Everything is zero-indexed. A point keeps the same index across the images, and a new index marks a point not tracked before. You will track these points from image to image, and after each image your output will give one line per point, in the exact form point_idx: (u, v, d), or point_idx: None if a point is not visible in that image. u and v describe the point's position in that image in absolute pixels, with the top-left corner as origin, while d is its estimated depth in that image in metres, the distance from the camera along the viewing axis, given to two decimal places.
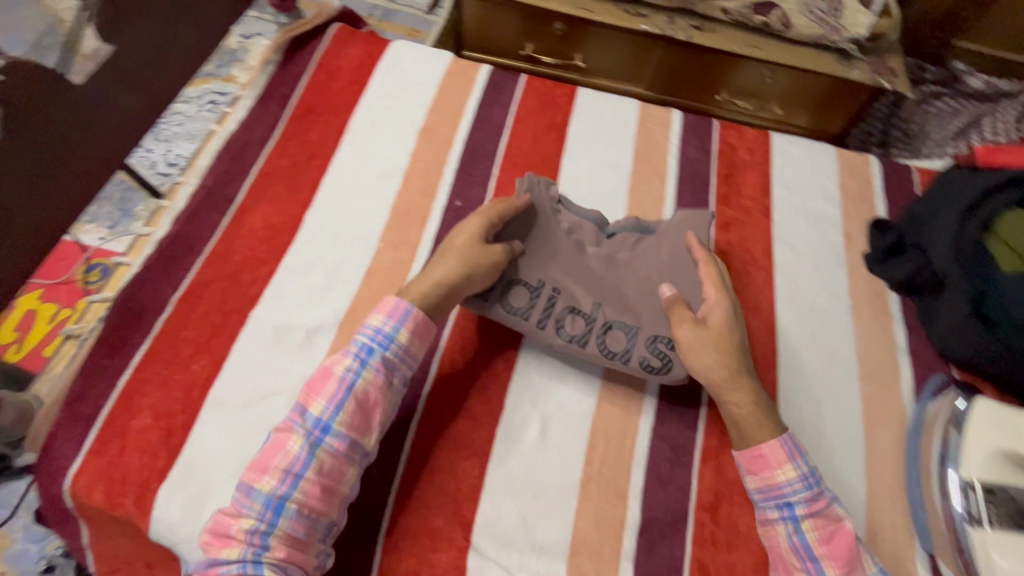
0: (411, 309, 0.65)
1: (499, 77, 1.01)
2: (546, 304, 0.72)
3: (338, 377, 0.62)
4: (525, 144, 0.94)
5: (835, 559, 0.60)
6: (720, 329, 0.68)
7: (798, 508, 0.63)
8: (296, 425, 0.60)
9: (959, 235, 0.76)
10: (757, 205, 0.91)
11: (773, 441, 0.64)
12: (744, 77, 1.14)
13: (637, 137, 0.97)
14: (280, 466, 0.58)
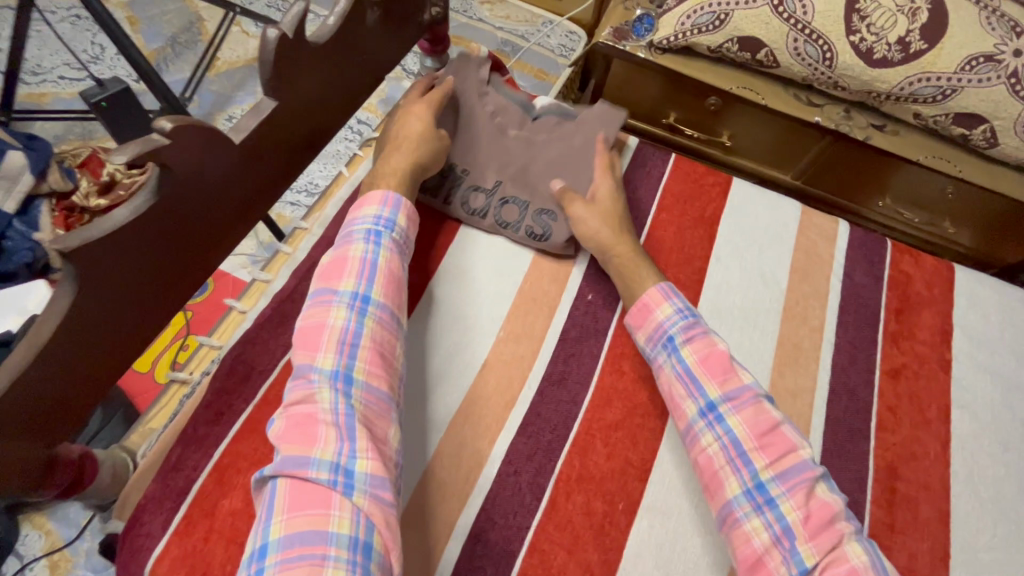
0: (400, 198, 0.70)
1: (646, 154, 0.92)
2: (496, 202, 0.81)
3: (360, 260, 0.64)
4: (668, 237, 0.84)
5: (710, 373, 0.66)
6: (604, 191, 0.81)
7: (678, 339, 0.68)
8: (330, 306, 0.62)
9: None
10: (934, 354, 0.78)
11: (652, 289, 0.72)
12: (917, 187, 1.01)
13: (795, 247, 0.85)
14: (334, 341, 0.59)
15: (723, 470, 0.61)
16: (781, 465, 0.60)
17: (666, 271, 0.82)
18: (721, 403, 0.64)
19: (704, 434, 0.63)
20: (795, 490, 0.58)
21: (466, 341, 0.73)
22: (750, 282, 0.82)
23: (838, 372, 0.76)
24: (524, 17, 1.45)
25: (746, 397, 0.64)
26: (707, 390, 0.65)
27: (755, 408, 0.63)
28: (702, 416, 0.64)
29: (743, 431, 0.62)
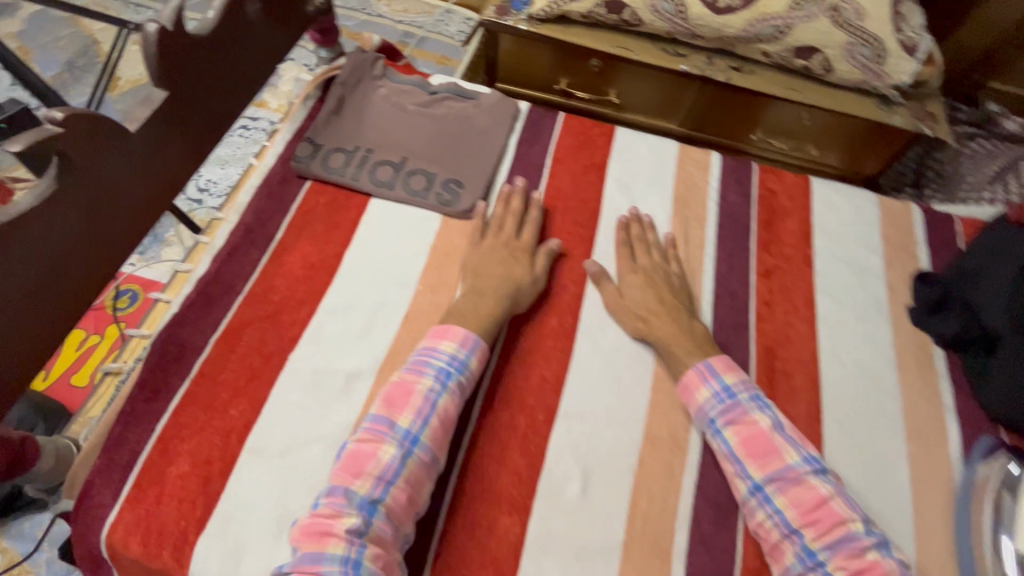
0: (478, 341, 0.73)
1: (538, 115, 1.01)
2: (359, 160, 0.89)
3: (421, 396, 0.67)
4: (564, 185, 0.93)
5: (752, 454, 0.68)
6: (631, 275, 0.83)
7: (720, 421, 0.71)
8: (385, 437, 0.64)
9: (1014, 295, 0.74)
10: (798, 253, 0.90)
11: (692, 370, 0.74)
12: (781, 119, 1.14)
13: (676, 179, 0.96)
14: (374, 471, 0.62)
15: (783, 544, 0.64)
16: (832, 536, 0.62)
17: (565, 214, 0.91)
18: (766, 483, 0.66)
19: (756, 509, 0.66)
20: (840, 553, 0.61)
21: (387, 299, 0.80)
22: (638, 214, 0.92)
23: (721, 280, 0.87)
24: (422, 9, 1.52)
25: (789, 475, 0.66)
26: (752, 472, 0.68)
27: (799, 485, 0.65)
28: (751, 493, 0.67)
29: (790, 510, 0.64)
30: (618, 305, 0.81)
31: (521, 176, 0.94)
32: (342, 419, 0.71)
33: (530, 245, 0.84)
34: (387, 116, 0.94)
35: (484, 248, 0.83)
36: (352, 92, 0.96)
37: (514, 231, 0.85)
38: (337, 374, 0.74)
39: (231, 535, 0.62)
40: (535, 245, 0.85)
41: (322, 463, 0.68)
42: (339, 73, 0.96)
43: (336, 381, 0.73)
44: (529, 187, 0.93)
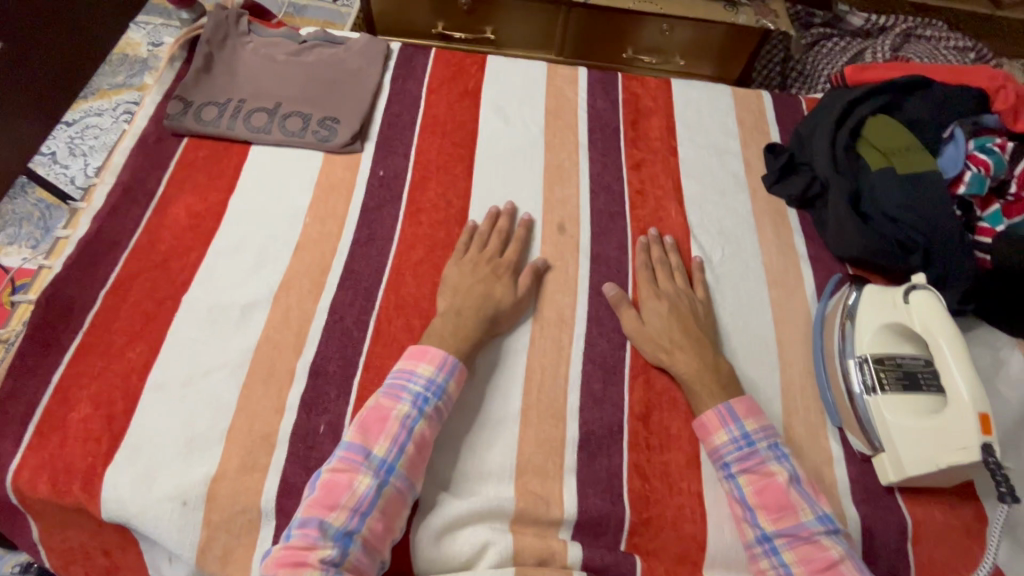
0: (458, 363, 0.70)
1: (410, 54, 1.05)
2: (233, 111, 0.91)
3: (399, 425, 0.65)
4: (441, 113, 0.98)
5: (766, 507, 0.64)
6: (654, 306, 0.78)
7: (734, 467, 0.67)
8: (359, 466, 0.62)
9: (834, 145, 0.84)
10: (664, 145, 0.98)
11: (710, 410, 0.70)
12: (644, 34, 1.24)
13: (547, 95, 1.02)
14: (349, 504, 0.60)
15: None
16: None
17: (444, 139, 0.95)
18: (776, 537, 0.63)
19: (762, 560, 0.63)
20: None
21: (277, 234, 0.83)
22: (514, 130, 0.97)
23: (595, 177, 0.94)
24: None
25: (800, 533, 0.62)
26: (761, 520, 0.64)
27: (811, 545, 0.62)
28: (759, 543, 0.64)
29: (798, 567, 0.61)
30: (640, 335, 0.77)
31: (399, 109, 0.98)
32: (241, 346, 0.74)
33: (515, 261, 0.82)
34: (258, 67, 0.96)
35: (467, 263, 0.80)
36: (220, 49, 0.97)
37: (497, 250, 0.82)
38: (233, 307, 0.76)
39: (141, 460, 0.65)
40: (517, 263, 0.82)
41: (225, 386, 0.71)
42: (202, 31, 0.98)
43: (232, 314, 0.76)
44: (407, 119, 0.97)
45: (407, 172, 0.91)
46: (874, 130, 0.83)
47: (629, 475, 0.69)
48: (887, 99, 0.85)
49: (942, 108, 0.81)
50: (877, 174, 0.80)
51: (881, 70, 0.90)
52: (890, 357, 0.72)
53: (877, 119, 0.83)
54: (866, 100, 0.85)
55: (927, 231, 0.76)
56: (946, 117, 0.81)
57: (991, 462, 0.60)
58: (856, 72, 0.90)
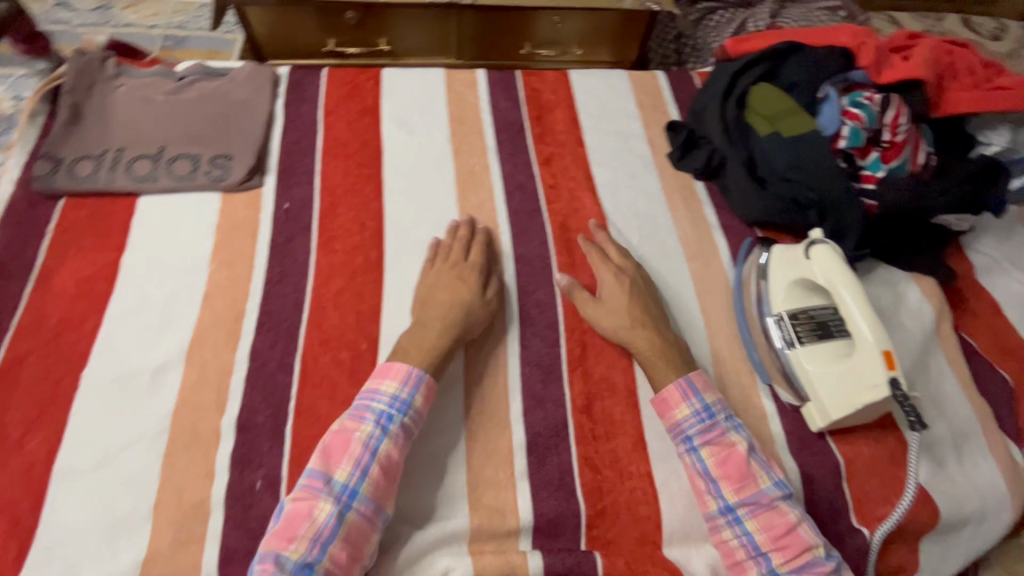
0: (423, 375, 0.68)
1: (300, 78, 1.02)
2: (112, 162, 0.84)
3: (362, 446, 0.63)
4: (341, 134, 0.95)
5: (729, 477, 0.66)
6: (611, 283, 0.80)
7: (697, 440, 0.69)
8: (319, 492, 0.61)
9: (723, 118, 0.89)
10: (570, 136, 0.99)
11: (670, 384, 0.71)
12: (537, 27, 1.25)
13: (448, 102, 1.01)
14: (309, 533, 0.59)
15: (744, 561, 0.65)
16: (797, 563, 0.63)
17: (348, 160, 0.92)
18: (738, 506, 0.66)
19: (724, 528, 0.66)
20: (790, 558, 0.63)
21: (180, 287, 0.78)
22: (420, 141, 0.96)
23: (507, 177, 0.93)
24: (175, 8, 1.45)
25: (761, 501, 0.65)
26: (723, 491, 0.66)
27: (770, 512, 0.65)
28: (721, 512, 0.66)
29: (760, 534, 0.64)
30: (598, 313, 0.78)
31: (296, 136, 0.94)
32: (157, 414, 0.69)
33: (480, 265, 0.80)
34: (132, 110, 0.89)
35: (433, 273, 0.79)
36: (87, 97, 0.90)
37: (461, 256, 0.80)
38: (141, 373, 0.71)
39: (59, 559, 0.60)
40: (484, 268, 0.80)
41: (143, 460, 0.66)
42: (63, 80, 0.90)
43: (141, 381, 0.71)
44: (307, 144, 0.93)
45: (314, 200, 0.88)
46: (759, 97, 0.88)
47: (580, 469, 0.70)
48: (766, 67, 0.90)
49: (815, 68, 0.87)
50: (766, 138, 0.85)
51: (757, 41, 0.95)
52: (803, 310, 0.76)
53: (759, 87, 0.88)
54: (750, 68, 0.90)
55: (819, 186, 0.81)
56: (821, 78, 0.86)
57: (898, 394, 0.65)
58: (736, 44, 0.95)
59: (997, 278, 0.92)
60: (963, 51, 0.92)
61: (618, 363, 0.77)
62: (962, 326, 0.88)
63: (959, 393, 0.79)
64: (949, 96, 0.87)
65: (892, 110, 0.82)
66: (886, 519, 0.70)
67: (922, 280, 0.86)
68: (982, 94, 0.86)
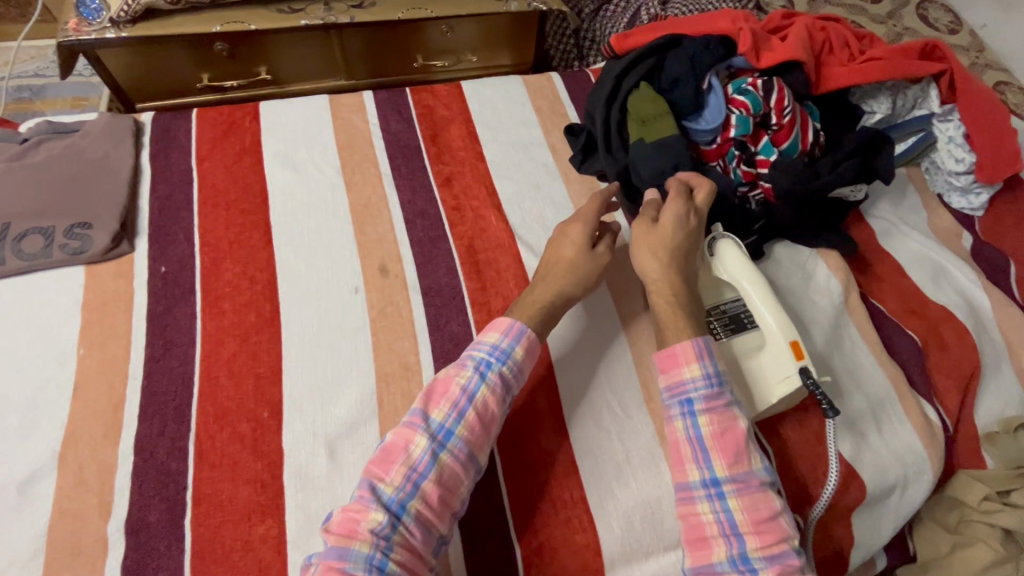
0: (524, 329, 0.69)
1: (166, 123, 0.93)
2: None
3: (460, 389, 0.64)
4: (220, 180, 0.87)
5: (723, 450, 0.63)
6: (674, 215, 0.73)
7: (698, 405, 0.65)
8: (418, 429, 0.62)
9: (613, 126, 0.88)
10: (469, 152, 0.95)
11: (687, 341, 0.67)
12: (426, 38, 1.20)
13: (336, 130, 0.95)
14: (405, 466, 0.60)
15: (714, 539, 0.61)
16: (772, 550, 0.60)
17: (230, 208, 0.85)
18: (726, 481, 0.62)
19: (701, 501, 0.62)
20: (768, 552, 0.59)
21: (45, 381, 0.69)
22: (308, 177, 0.89)
23: (406, 205, 0.89)
24: (28, 55, 1.32)
25: (751, 481, 0.62)
26: (714, 463, 0.63)
27: (760, 495, 0.62)
28: (703, 486, 0.63)
29: (741, 514, 0.61)
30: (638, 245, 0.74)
31: (168, 189, 0.86)
32: (28, 533, 0.61)
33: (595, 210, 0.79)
34: None
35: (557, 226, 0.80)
36: None
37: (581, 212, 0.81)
38: (5, 489, 0.63)
39: None
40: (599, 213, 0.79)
41: None
42: None
43: (6, 497, 0.62)
44: (181, 197, 0.85)
45: (194, 258, 0.80)
46: (641, 98, 0.86)
47: (512, 507, 0.67)
48: (643, 66, 0.88)
49: (694, 61, 0.86)
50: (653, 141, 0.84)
51: (641, 35, 0.93)
52: (715, 305, 0.75)
53: (640, 89, 0.87)
54: (632, 66, 0.89)
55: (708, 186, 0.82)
56: (701, 71, 0.85)
57: (810, 383, 0.66)
58: (620, 41, 0.94)
59: (897, 240, 0.95)
60: (837, 25, 0.94)
61: (541, 387, 0.75)
62: (871, 292, 0.91)
63: (873, 362, 0.81)
64: (828, 73, 0.90)
65: (775, 93, 0.83)
66: (817, 502, 0.71)
67: (826, 255, 0.88)
68: (858, 66, 0.88)
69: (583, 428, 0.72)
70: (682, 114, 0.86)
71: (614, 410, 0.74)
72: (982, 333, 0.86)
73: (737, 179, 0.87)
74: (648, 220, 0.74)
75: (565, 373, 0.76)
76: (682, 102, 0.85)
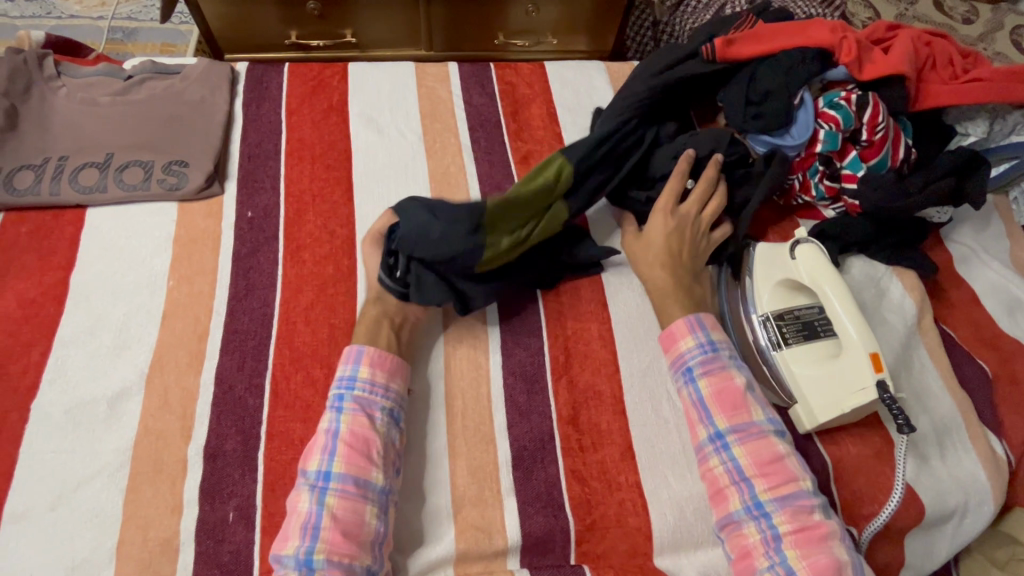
0: (362, 348, 0.68)
1: (259, 74, 0.96)
2: (53, 172, 0.79)
3: (324, 434, 0.63)
4: (306, 135, 0.90)
5: (721, 406, 0.67)
6: (657, 221, 0.80)
7: (697, 370, 0.69)
8: (300, 489, 0.60)
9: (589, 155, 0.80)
10: (548, 132, 0.95)
11: (680, 319, 0.73)
12: (511, 15, 1.21)
13: (419, 98, 0.96)
14: (298, 526, 0.58)
15: (727, 488, 0.64)
16: (781, 491, 0.62)
17: (315, 163, 0.87)
18: (728, 432, 0.66)
19: (711, 456, 0.66)
20: (787, 509, 0.61)
21: (136, 307, 0.73)
22: (389, 141, 0.91)
23: (483, 178, 0.89)
24: None
25: (751, 429, 0.66)
26: (716, 418, 0.67)
27: (760, 440, 0.65)
28: (711, 440, 0.66)
29: (745, 459, 0.64)
30: (639, 248, 0.80)
31: (258, 138, 0.89)
32: (113, 445, 0.64)
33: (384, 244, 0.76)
34: (78, 114, 0.83)
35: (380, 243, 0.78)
36: (25, 100, 0.83)
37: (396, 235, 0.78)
38: (97, 403, 0.67)
39: None
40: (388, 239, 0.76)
41: (101, 497, 0.62)
42: None
43: (97, 411, 0.66)
44: (270, 147, 0.88)
45: (279, 207, 0.83)
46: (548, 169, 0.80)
47: (568, 482, 0.69)
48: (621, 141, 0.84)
49: (788, 75, 0.82)
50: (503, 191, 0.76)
51: (743, 44, 0.86)
52: (788, 311, 0.75)
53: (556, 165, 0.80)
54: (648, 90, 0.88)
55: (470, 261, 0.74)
56: (795, 84, 0.82)
57: (886, 397, 0.65)
58: (723, 47, 0.85)
59: (974, 268, 0.92)
60: (942, 41, 0.91)
61: (603, 370, 0.76)
62: (942, 317, 0.89)
63: (942, 387, 0.79)
64: (929, 89, 0.87)
65: (870, 108, 0.80)
66: (873, 519, 0.70)
67: (902, 274, 0.86)
68: (961, 86, 0.86)
69: (644, 415, 0.73)
70: (769, 129, 0.83)
71: (673, 401, 0.74)
72: None
73: (818, 193, 0.87)
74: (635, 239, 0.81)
75: (628, 359, 0.76)
76: (772, 114, 0.82)
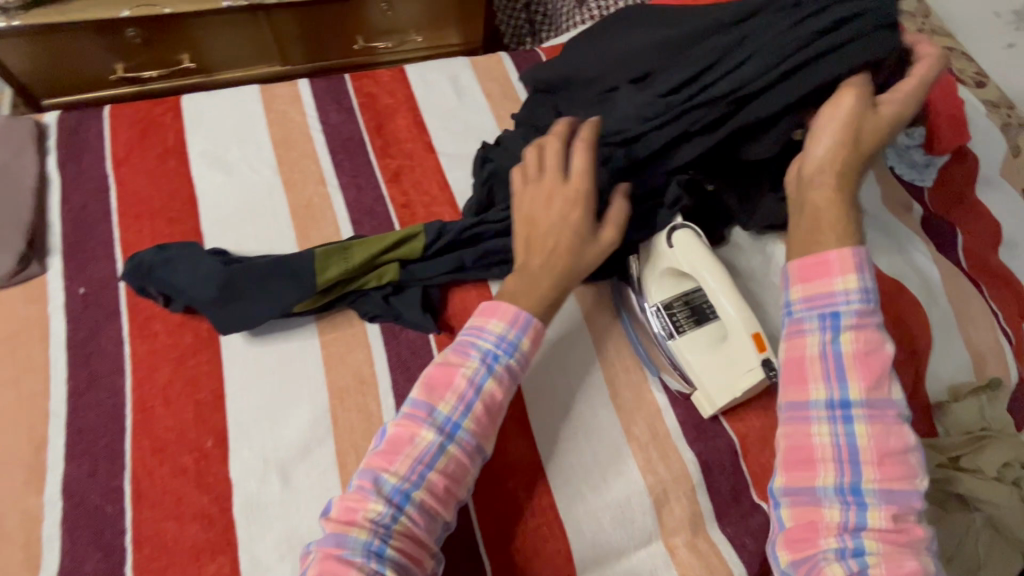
0: (531, 320, 0.61)
1: (74, 124, 0.83)
2: None
3: (466, 381, 0.58)
4: (141, 186, 0.79)
5: (865, 371, 0.55)
6: (879, 117, 0.60)
7: (847, 321, 0.56)
8: (422, 422, 0.56)
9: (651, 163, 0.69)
10: (417, 143, 0.89)
11: (846, 249, 0.57)
12: (365, 16, 1.12)
13: (270, 125, 0.87)
14: (410, 457, 0.55)
15: (822, 462, 0.55)
16: (891, 485, 0.53)
17: (155, 218, 0.77)
18: (858, 404, 0.55)
19: (819, 423, 0.56)
20: (890, 505, 0.53)
21: None
22: (241, 179, 0.82)
23: (352, 205, 0.82)
24: None
25: (887, 411, 0.55)
26: (850, 384, 0.55)
27: (892, 426, 0.55)
28: (828, 407, 0.56)
29: (866, 441, 0.54)
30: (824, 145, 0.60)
31: (82, 199, 0.77)
32: None
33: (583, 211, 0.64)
34: None
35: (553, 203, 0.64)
36: None
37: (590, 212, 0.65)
38: None
39: None
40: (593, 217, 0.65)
41: None
42: None
43: None
44: (97, 207, 0.77)
45: (117, 276, 0.73)
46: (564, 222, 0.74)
47: (480, 520, 0.66)
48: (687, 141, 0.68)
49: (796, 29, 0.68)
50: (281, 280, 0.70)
51: None
52: (677, 298, 0.72)
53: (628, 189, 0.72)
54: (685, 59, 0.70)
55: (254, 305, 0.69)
56: None
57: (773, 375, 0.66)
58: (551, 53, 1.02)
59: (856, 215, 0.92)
60: None
61: None
62: None
63: None
64: None
65: None
66: None
67: None
68: None
69: (551, 432, 0.70)
70: None
71: (579, 410, 0.72)
72: (935, 304, 0.87)
73: None
74: (871, 99, 0.60)
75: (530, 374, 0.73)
76: None
